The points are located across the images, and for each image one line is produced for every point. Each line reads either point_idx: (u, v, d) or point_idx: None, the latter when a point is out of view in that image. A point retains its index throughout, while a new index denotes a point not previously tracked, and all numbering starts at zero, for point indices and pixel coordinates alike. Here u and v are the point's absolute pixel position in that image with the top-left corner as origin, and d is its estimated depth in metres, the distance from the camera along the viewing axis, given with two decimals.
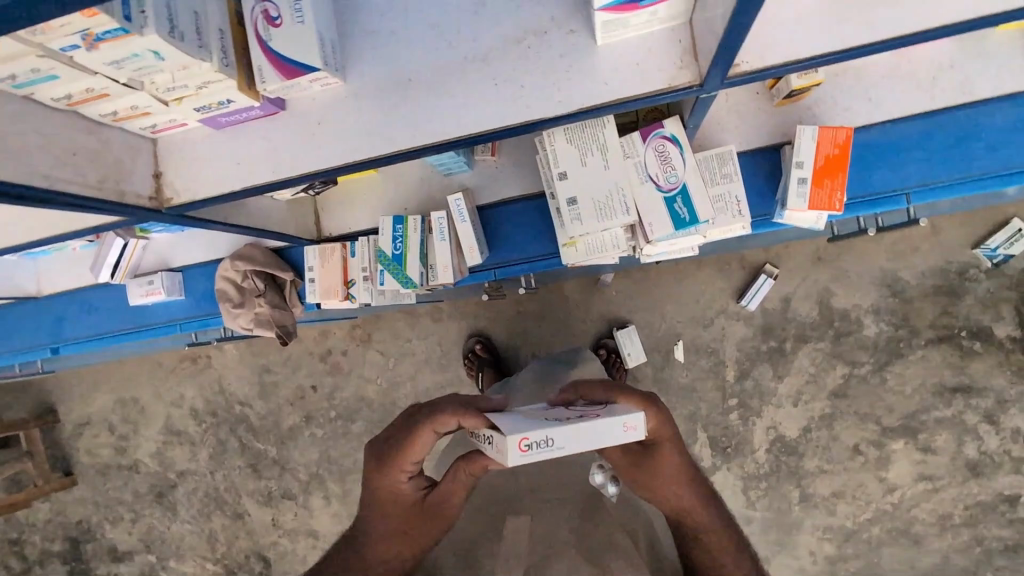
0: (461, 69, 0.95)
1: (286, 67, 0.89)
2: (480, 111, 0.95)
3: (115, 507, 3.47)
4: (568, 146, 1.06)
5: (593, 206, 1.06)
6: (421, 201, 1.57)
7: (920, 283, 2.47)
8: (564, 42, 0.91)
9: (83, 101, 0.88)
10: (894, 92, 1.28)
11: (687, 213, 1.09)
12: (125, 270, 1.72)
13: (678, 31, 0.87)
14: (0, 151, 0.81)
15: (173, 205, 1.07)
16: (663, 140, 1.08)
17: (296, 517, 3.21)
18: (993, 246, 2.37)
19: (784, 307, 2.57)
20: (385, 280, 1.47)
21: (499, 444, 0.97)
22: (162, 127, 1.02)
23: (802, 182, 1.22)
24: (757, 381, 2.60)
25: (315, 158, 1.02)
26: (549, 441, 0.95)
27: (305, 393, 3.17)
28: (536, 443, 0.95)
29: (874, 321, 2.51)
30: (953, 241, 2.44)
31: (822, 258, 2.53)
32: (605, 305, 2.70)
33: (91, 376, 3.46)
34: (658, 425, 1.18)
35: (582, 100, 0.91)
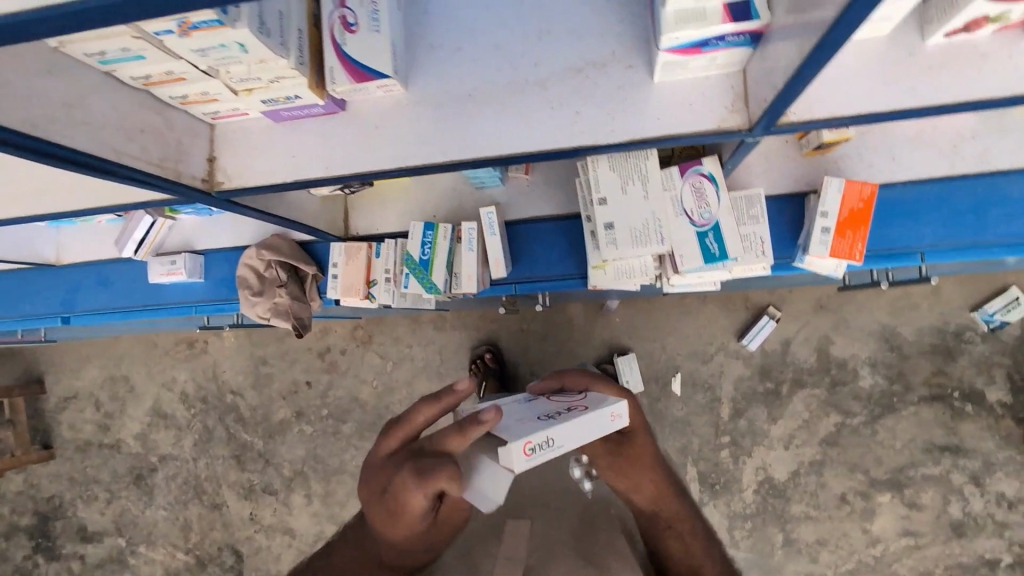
0: (520, 90, 0.99)
1: (356, 71, 0.93)
2: (534, 132, 0.99)
3: (90, 486, 3.41)
4: (611, 173, 1.10)
5: (630, 233, 1.10)
6: (450, 210, 1.60)
7: (917, 340, 2.53)
8: (621, 75, 0.96)
9: (159, 82, 0.92)
10: (917, 155, 1.35)
11: (718, 248, 1.13)
12: (148, 247, 1.73)
13: (731, 77, 0.92)
14: (82, 123, 0.85)
15: (223, 189, 1.10)
16: (701, 177, 1.13)
17: (275, 514, 3.17)
18: (991, 311, 2.44)
19: (784, 349, 2.61)
20: (408, 283, 1.49)
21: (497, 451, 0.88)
22: (223, 115, 1.06)
23: (825, 231, 1.27)
24: (751, 421, 2.63)
25: (368, 158, 1.06)
26: (549, 441, 0.90)
27: (299, 387, 3.15)
28: (539, 445, 0.88)
29: (870, 373, 2.56)
30: (953, 302, 2.50)
31: (825, 306, 2.59)
32: (608, 331, 2.74)
33: (84, 349, 3.43)
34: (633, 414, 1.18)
35: (634, 131, 0.96)
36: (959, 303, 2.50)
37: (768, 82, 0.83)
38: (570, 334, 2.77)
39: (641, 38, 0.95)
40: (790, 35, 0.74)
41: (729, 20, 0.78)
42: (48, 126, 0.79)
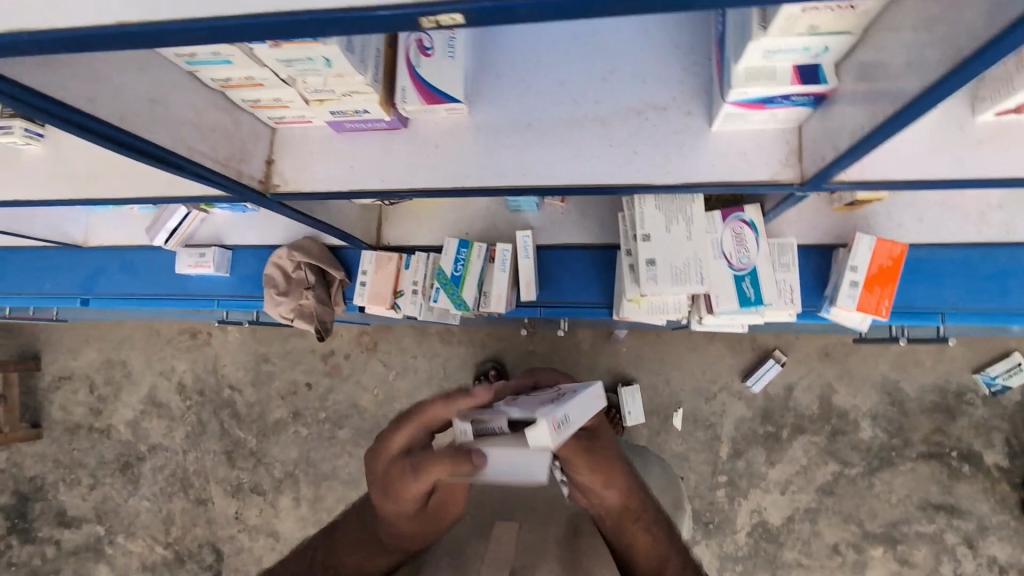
0: (581, 125, 1.03)
1: (429, 93, 0.97)
2: (591, 166, 1.03)
3: (75, 470, 3.31)
4: (656, 212, 1.13)
5: (670, 270, 1.12)
6: (483, 229, 1.62)
7: (919, 397, 2.56)
8: (680, 121, 1.00)
9: (236, 86, 0.95)
10: (944, 220, 1.39)
11: (753, 293, 1.16)
12: (179, 238, 1.74)
13: (787, 132, 0.97)
14: (162, 118, 0.87)
15: (278, 192, 1.12)
16: (742, 224, 1.17)
17: (260, 514, 3.07)
18: (993, 375, 2.48)
19: (786, 395, 2.63)
20: (438, 297, 1.51)
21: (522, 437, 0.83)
22: (289, 120, 1.09)
23: (853, 285, 1.30)
24: (749, 462, 2.63)
25: (425, 175, 1.08)
26: (563, 416, 0.86)
27: (298, 388, 3.08)
28: (561, 422, 0.85)
29: (870, 425, 2.58)
30: (956, 362, 2.54)
31: (829, 355, 2.63)
32: (615, 361, 2.74)
33: (84, 331, 3.36)
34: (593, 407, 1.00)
35: (687, 175, 1.00)
36: (962, 364, 2.53)
37: (825, 145, 0.87)
38: (577, 360, 2.77)
39: (701, 87, 1.00)
40: (856, 105, 0.78)
41: (798, 82, 0.82)
42: (136, 122, 0.82)
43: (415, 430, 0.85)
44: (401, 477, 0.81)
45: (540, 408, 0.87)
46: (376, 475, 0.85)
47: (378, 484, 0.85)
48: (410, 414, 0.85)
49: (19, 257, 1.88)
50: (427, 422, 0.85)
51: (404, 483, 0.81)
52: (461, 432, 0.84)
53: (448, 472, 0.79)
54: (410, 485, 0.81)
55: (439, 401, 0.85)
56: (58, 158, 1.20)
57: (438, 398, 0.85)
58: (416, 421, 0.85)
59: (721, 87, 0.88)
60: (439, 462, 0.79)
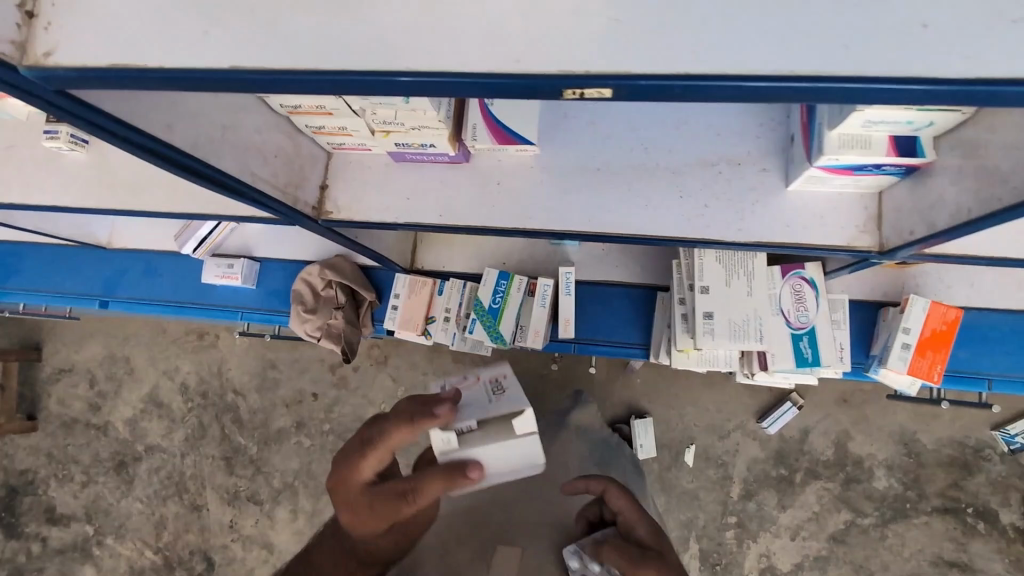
0: (653, 173, 0.99)
1: (501, 134, 0.96)
2: (661, 217, 0.99)
3: (68, 466, 2.70)
4: (717, 265, 1.10)
5: (728, 326, 1.09)
6: (520, 260, 1.57)
7: (936, 448, 2.03)
8: (755, 177, 0.97)
9: (303, 112, 0.91)
10: (994, 285, 1.34)
11: (810, 354, 1.13)
12: (207, 247, 1.69)
13: (866, 199, 0.94)
14: (232, 144, 0.84)
15: (330, 219, 1.08)
16: (802, 281, 1.14)
17: (255, 525, 2.51)
18: (1013, 433, 1.95)
19: (801, 439, 2.09)
20: (474, 329, 1.46)
21: (501, 407, 0.76)
22: (347, 147, 1.06)
23: (905, 348, 1.26)
24: (761, 506, 2.08)
25: (483, 213, 1.05)
26: (501, 383, 0.80)
27: (304, 398, 2.52)
28: (495, 383, 0.79)
29: (886, 475, 2.04)
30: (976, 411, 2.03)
31: (849, 400, 2.08)
32: (626, 395, 2.18)
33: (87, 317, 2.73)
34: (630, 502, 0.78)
35: (759, 233, 0.97)
36: (979, 414, 2.02)
37: (913, 219, 0.84)
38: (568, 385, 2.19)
39: (777, 145, 0.97)
40: (960, 182, 0.76)
41: (894, 152, 0.79)
42: (208, 147, 0.79)
43: (383, 450, 0.68)
44: (389, 505, 0.65)
45: (478, 399, 0.77)
46: (347, 508, 0.68)
47: (352, 514, 0.68)
48: (377, 437, 0.67)
49: (41, 253, 1.84)
50: (393, 443, 0.67)
51: (396, 513, 0.65)
52: (443, 442, 0.72)
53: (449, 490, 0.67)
54: (402, 513, 0.66)
55: (408, 422, 0.67)
56: (102, 166, 1.16)
57: (405, 420, 0.67)
58: (379, 448, 0.68)
59: (807, 151, 0.85)
60: (435, 482, 0.67)
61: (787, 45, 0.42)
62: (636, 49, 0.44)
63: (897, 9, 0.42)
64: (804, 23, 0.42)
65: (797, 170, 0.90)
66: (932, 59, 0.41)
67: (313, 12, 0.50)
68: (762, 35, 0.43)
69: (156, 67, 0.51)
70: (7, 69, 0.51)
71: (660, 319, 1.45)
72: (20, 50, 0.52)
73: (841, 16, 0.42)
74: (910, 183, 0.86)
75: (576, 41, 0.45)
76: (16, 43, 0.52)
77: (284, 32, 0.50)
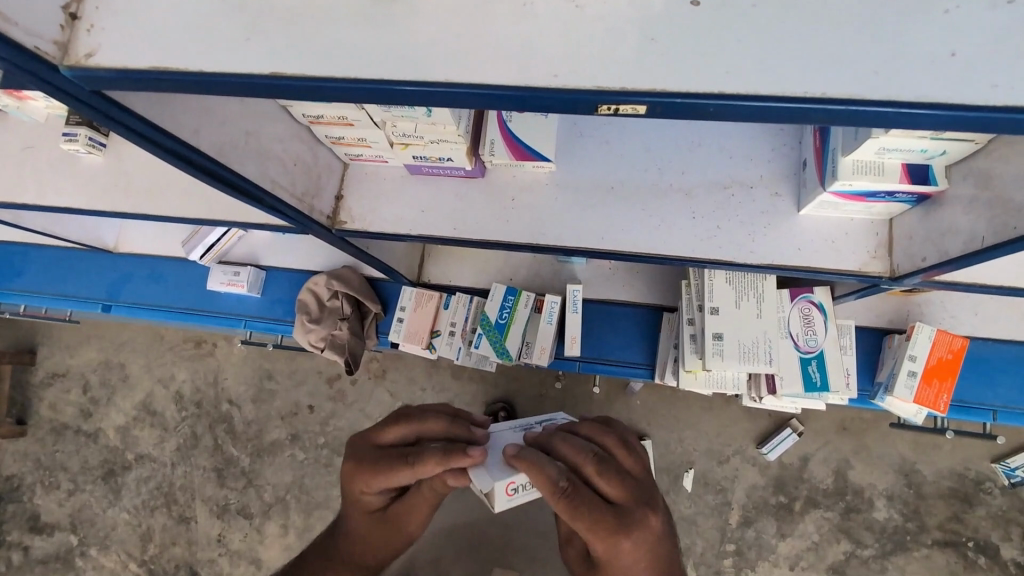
0: (665, 193, 1.00)
1: (519, 150, 0.97)
2: (673, 236, 0.99)
3: (56, 473, 2.65)
4: (727, 285, 1.11)
5: (738, 347, 1.09)
6: (528, 276, 1.57)
7: (936, 480, 2.00)
8: (766, 201, 0.98)
9: (325, 123, 0.92)
10: (1001, 316, 1.33)
11: (819, 378, 1.13)
12: (214, 254, 1.67)
13: (877, 225, 0.96)
14: (255, 150, 0.85)
15: (344, 229, 1.09)
16: (810, 305, 1.15)
17: (244, 539, 2.45)
18: (1013, 466, 1.93)
19: (801, 467, 2.06)
20: (480, 344, 1.46)
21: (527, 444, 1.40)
22: (364, 158, 1.07)
23: (912, 375, 1.26)
24: (759, 533, 2.05)
25: (496, 228, 1.05)
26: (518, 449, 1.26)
27: (300, 410, 2.49)
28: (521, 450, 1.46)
29: (886, 506, 2.01)
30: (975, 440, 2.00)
31: (848, 428, 2.06)
32: (624, 417, 2.15)
33: (86, 323, 2.72)
34: (625, 497, 0.68)
35: (772, 255, 0.97)
36: (979, 445, 2.00)
37: (925, 246, 0.86)
38: (563, 406, 2.18)
39: (790, 169, 0.98)
40: (975, 210, 0.77)
41: (907, 180, 0.80)
42: (231, 154, 0.80)
43: (415, 430, 0.81)
44: (390, 459, 0.76)
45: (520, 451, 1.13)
46: (356, 458, 0.81)
47: (353, 466, 0.80)
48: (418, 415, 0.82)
49: (48, 257, 1.84)
50: (425, 428, 0.81)
51: (392, 467, 0.75)
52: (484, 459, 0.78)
53: (441, 466, 0.72)
54: (393, 469, 0.75)
55: (446, 420, 0.82)
56: (119, 170, 1.17)
57: (445, 415, 0.82)
58: (410, 424, 0.82)
59: (820, 176, 0.86)
60: (430, 456, 0.73)
61: (815, 71, 0.43)
62: (667, 69, 0.45)
63: (924, 44, 0.43)
64: (838, 55, 0.43)
65: (810, 196, 0.91)
66: (955, 88, 0.42)
67: (355, 27, 0.50)
68: (798, 61, 0.44)
69: (198, 71, 0.52)
70: (49, 69, 0.52)
71: (665, 340, 1.44)
72: (62, 50, 0.53)
73: (864, 45, 0.43)
74: (922, 210, 0.88)
75: (611, 59, 0.46)
76: (58, 42, 0.53)
77: (323, 44, 0.51)
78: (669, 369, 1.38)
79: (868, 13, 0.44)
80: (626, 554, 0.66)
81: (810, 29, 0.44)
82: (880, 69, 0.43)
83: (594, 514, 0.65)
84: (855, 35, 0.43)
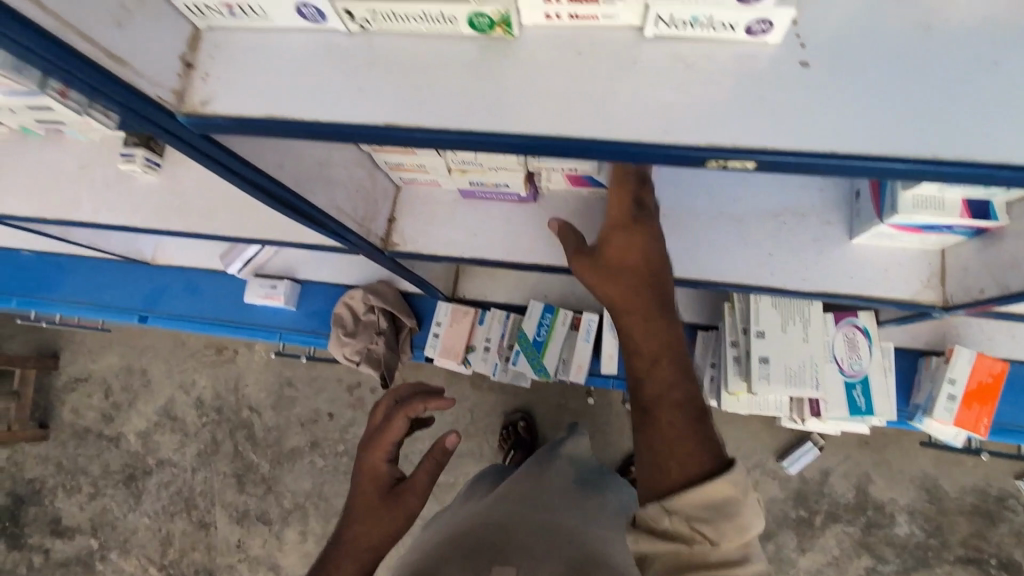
0: (717, 220, 1.01)
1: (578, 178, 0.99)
2: (724, 262, 1.01)
3: (77, 476, 2.68)
4: (773, 309, 1.12)
5: (785, 372, 1.10)
6: (562, 293, 1.59)
7: (958, 497, 2.00)
8: (818, 229, 0.99)
9: (388, 151, 0.94)
10: None
11: (863, 403, 1.14)
12: (251, 267, 1.68)
13: (929, 254, 0.97)
14: (327, 178, 0.87)
15: (397, 251, 1.11)
16: (855, 328, 1.15)
17: (263, 546, 2.47)
18: None
19: (820, 481, 2.06)
20: (518, 360, 1.48)
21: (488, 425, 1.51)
22: (418, 182, 1.09)
23: (952, 399, 1.27)
24: (779, 546, 2.05)
25: (547, 252, 1.07)
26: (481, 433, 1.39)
27: (320, 418, 2.50)
28: None
29: (907, 522, 2.01)
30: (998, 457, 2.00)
31: (870, 443, 2.06)
32: None
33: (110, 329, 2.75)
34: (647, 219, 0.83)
35: (824, 283, 0.98)
36: (1003, 462, 1.99)
37: (983, 278, 0.87)
38: (586, 419, 2.18)
39: (842, 198, 1.00)
40: None
41: (967, 215, 0.82)
42: (306, 184, 0.81)
43: (391, 398, 0.97)
44: (391, 421, 0.92)
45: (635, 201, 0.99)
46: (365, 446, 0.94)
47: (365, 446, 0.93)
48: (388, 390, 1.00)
49: (86, 267, 1.88)
50: (399, 393, 0.97)
51: (395, 423, 0.91)
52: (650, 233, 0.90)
53: (421, 405, 0.91)
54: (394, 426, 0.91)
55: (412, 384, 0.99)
56: (172, 189, 1.19)
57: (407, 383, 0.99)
58: (387, 399, 0.97)
59: (877, 208, 0.87)
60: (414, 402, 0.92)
61: (924, 130, 0.45)
62: (782, 128, 0.46)
63: None
64: (949, 121, 0.45)
65: (864, 226, 0.93)
66: None
67: (465, 78, 0.52)
68: (912, 125, 0.45)
69: (308, 121, 0.54)
70: (167, 115, 0.54)
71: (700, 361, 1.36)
72: (179, 97, 0.55)
73: (974, 106, 0.45)
74: (978, 242, 0.89)
75: (727, 116, 0.47)
76: (176, 90, 0.55)
77: (430, 94, 0.53)
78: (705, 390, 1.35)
79: (979, 72, 0.45)
80: (636, 248, 0.82)
81: (919, 89, 0.45)
82: (992, 131, 0.44)
83: (618, 210, 0.83)
84: (972, 101, 0.45)
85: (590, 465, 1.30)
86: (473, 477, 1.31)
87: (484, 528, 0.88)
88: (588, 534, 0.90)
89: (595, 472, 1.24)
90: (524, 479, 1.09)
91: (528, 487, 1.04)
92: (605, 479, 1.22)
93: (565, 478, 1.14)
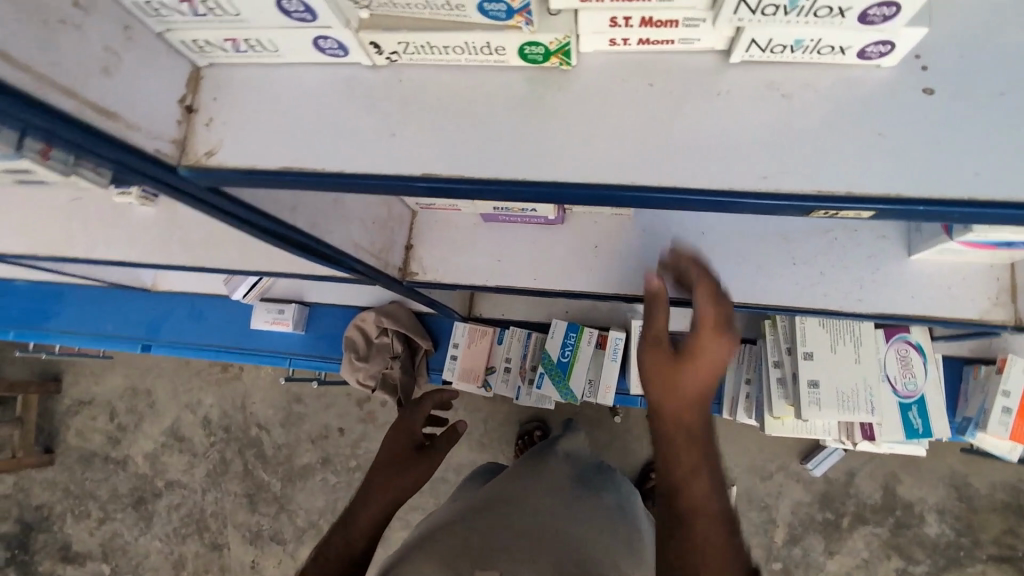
0: (764, 237, 0.93)
1: None
2: (773, 283, 0.93)
3: (85, 500, 2.61)
4: (822, 329, 1.05)
5: (837, 396, 1.02)
6: (583, 308, 1.51)
7: (989, 493, 1.93)
8: (874, 245, 0.92)
9: None
10: None
11: (920, 424, 1.07)
12: (257, 291, 1.60)
13: (996, 269, 0.90)
14: (343, 212, 0.80)
15: (415, 281, 1.04)
16: (908, 345, 1.09)
17: (278, 567, 2.40)
18: None
19: (847, 482, 1.99)
20: (543, 384, 1.41)
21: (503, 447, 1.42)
22: (436, 207, 1.01)
23: (1006, 411, 1.18)
24: (807, 550, 1.98)
25: (577, 278, 1.00)
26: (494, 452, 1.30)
27: (330, 434, 2.44)
28: None
29: (938, 521, 1.94)
30: None
31: None
32: None
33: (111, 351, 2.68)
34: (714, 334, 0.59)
35: (882, 304, 0.91)
36: None
37: None
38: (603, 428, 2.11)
39: None
40: None
41: None
42: (322, 223, 0.74)
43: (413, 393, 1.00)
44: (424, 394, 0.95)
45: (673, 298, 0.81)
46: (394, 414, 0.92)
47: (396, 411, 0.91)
48: None
49: (86, 295, 1.80)
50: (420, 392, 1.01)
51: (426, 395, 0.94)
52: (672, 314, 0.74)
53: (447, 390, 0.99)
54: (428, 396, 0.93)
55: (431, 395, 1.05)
56: None
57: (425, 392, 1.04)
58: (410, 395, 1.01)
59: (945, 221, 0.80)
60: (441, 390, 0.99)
61: None
62: (901, 170, 0.40)
63: None
64: None
65: (928, 241, 0.85)
66: None
67: (514, 115, 0.45)
68: None
69: (331, 170, 0.46)
70: (166, 170, 0.47)
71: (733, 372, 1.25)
72: (180, 148, 0.48)
73: None
74: None
75: (832, 156, 0.40)
76: (177, 140, 0.48)
77: (472, 134, 0.45)
78: (740, 408, 1.22)
79: None
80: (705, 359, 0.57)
81: None
82: None
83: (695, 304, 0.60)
84: None
85: (590, 458, 1.13)
86: (468, 474, 1.18)
87: (463, 530, 0.72)
88: (593, 543, 0.74)
89: (596, 466, 1.08)
90: (517, 473, 0.94)
91: (523, 480, 0.90)
92: (607, 474, 1.06)
93: (561, 472, 0.98)
